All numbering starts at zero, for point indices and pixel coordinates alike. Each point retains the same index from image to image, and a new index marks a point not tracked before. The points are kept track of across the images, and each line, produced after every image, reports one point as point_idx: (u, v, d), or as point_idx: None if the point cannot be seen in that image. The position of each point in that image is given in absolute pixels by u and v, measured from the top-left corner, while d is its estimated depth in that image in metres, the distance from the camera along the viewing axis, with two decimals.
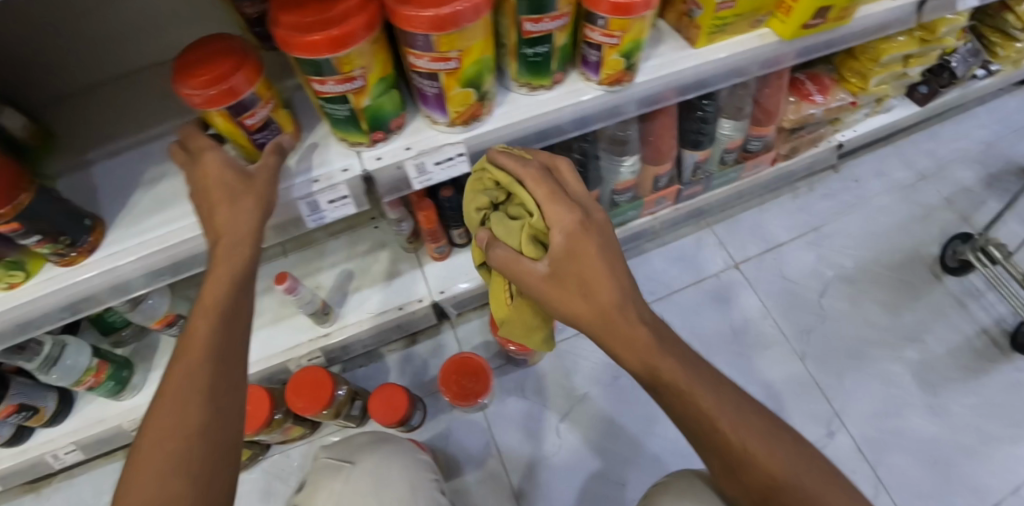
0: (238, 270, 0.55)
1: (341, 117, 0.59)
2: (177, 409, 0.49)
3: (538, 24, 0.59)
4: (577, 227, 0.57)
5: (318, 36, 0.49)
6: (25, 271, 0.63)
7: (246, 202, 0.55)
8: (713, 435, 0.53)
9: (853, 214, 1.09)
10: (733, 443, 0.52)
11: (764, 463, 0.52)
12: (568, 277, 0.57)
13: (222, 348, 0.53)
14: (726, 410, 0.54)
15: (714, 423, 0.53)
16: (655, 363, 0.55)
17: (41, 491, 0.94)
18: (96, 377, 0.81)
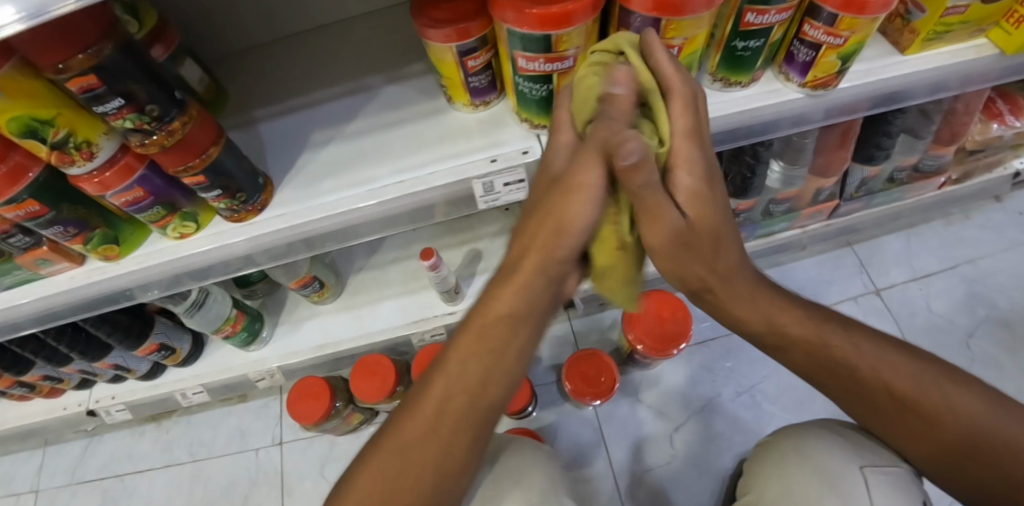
0: (517, 305, 0.52)
1: (533, 97, 0.56)
2: (409, 455, 0.52)
3: (762, 16, 0.54)
4: (706, 167, 0.48)
5: (539, 10, 0.46)
6: (197, 223, 0.65)
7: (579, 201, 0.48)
8: (856, 384, 0.58)
9: (1018, 252, 0.99)
10: (884, 389, 0.57)
11: (907, 394, 0.57)
12: (701, 227, 0.49)
13: (462, 410, 0.53)
14: (866, 354, 0.58)
15: (856, 372, 0.58)
16: (788, 323, 0.59)
17: (162, 424, 0.98)
18: (233, 327, 0.83)
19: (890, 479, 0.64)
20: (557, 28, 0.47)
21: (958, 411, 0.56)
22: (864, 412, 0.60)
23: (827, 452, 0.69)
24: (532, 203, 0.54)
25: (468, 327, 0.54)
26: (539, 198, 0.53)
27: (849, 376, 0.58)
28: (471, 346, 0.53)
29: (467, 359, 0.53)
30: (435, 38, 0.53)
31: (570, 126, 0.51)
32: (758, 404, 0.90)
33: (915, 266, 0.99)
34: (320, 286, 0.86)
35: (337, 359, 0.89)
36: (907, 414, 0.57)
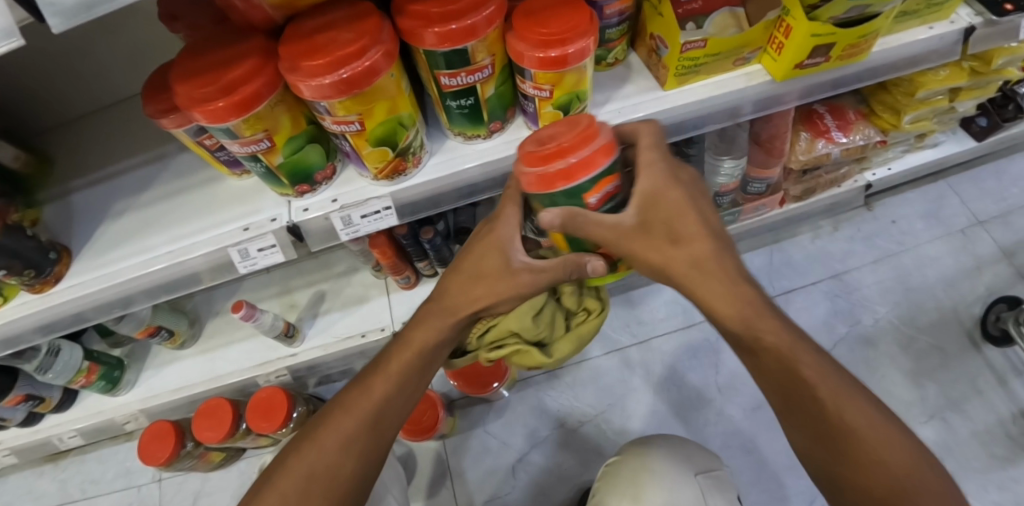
0: (449, 326, 0.59)
1: (260, 173, 0.59)
2: (355, 440, 0.53)
3: (455, 78, 0.54)
4: (667, 173, 0.53)
5: (218, 103, 0.49)
6: (4, 295, 0.70)
7: (504, 292, 0.57)
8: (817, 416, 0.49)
9: (890, 261, 1.00)
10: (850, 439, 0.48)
11: (875, 453, 0.47)
12: (657, 222, 0.53)
13: (403, 401, 0.57)
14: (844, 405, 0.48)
15: (815, 390, 0.49)
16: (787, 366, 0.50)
17: (58, 463, 1.04)
18: (88, 377, 0.89)
19: (711, 482, 0.75)
20: (230, 119, 0.50)
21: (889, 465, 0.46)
22: (800, 431, 0.51)
23: (667, 468, 0.75)
24: (462, 275, 0.58)
25: (408, 342, 0.58)
26: (479, 267, 0.57)
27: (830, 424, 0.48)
28: (412, 350, 0.58)
29: (409, 365, 0.57)
30: (165, 126, 0.57)
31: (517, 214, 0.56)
32: (603, 431, 0.92)
33: (774, 284, 0.99)
34: (169, 333, 0.91)
35: (193, 400, 0.93)
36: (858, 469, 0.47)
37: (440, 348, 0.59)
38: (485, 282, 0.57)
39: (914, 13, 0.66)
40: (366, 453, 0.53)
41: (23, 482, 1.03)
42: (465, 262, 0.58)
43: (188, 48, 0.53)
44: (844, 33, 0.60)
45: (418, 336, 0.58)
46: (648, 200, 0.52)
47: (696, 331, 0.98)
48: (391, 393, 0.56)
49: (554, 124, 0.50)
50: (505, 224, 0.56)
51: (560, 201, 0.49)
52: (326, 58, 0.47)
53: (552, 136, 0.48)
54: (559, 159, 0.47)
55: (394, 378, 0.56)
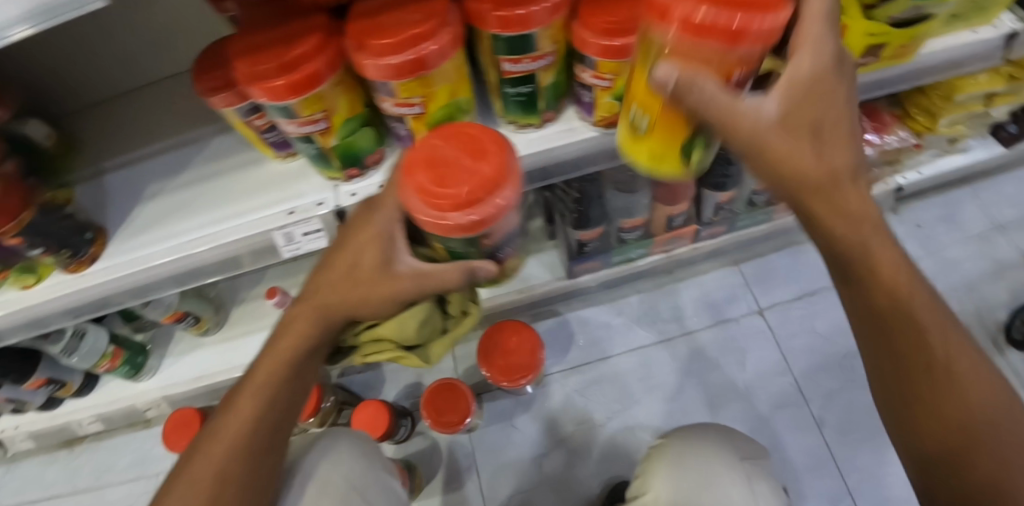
0: (320, 323, 0.55)
1: (312, 154, 0.58)
2: (241, 447, 0.55)
3: (518, 64, 0.54)
4: (834, 50, 0.42)
5: (277, 81, 0.48)
6: (36, 275, 0.69)
7: (382, 298, 0.51)
8: (893, 340, 0.50)
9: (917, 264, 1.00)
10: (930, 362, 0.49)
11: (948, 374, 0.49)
12: (804, 122, 0.42)
13: (274, 404, 0.57)
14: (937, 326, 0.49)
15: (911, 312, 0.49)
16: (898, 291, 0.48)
17: (71, 450, 1.03)
18: (112, 362, 0.88)
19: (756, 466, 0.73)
20: (291, 98, 0.50)
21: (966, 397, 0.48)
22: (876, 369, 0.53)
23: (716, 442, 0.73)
24: (338, 277, 0.53)
25: (275, 353, 0.57)
26: (350, 266, 0.52)
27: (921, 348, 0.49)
28: (276, 361, 0.57)
29: (276, 375, 0.57)
30: (216, 105, 0.56)
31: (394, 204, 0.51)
32: (630, 428, 0.92)
33: (800, 284, 0.99)
34: (196, 319, 0.90)
35: (217, 388, 0.92)
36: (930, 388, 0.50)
37: (314, 350, 0.57)
38: (348, 284, 0.52)
39: (960, 16, 0.66)
40: (247, 460, 0.55)
41: (34, 470, 1.02)
42: (331, 263, 0.54)
43: (246, 26, 0.52)
44: (897, 34, 0.61)
45: (293, 336, 0.56)
46: (805, 86, 0.41)
47: (721, 330, 0.98)
48: (254, 398, 0.56)
49: (461, 148, 0.44)
50: (383, 214, 0.51)
51: (453, 242, 0.45)
52: (395, 37, 0.47)
53: (455, 173, 0.42)
54: (465, 209, 0.41)
55: (262, 387, 0.57)
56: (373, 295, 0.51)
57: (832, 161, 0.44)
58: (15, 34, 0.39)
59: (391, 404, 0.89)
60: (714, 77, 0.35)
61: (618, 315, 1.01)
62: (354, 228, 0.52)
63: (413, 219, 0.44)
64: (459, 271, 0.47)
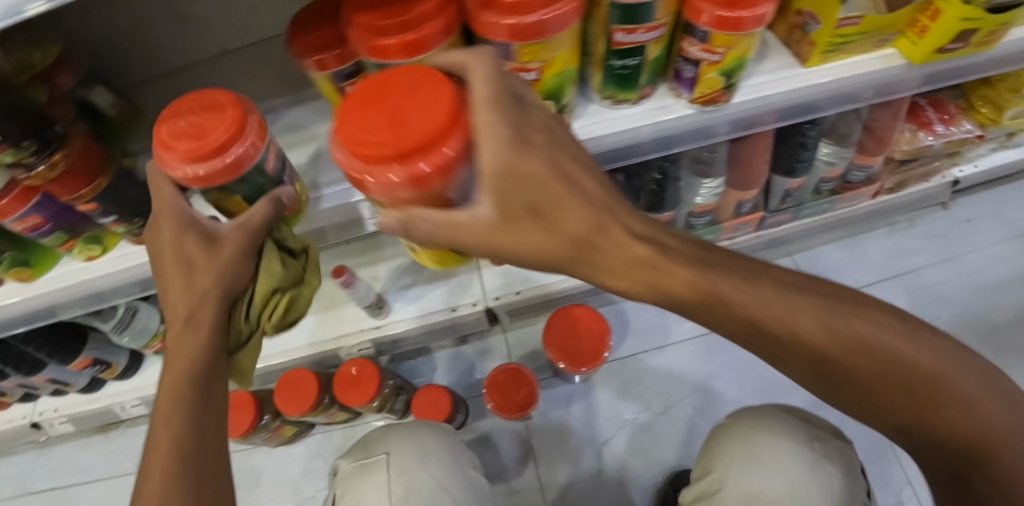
0: (218, 312, 0.51)
1: None
2: (174, 475, 0.48)
3: (631, 35, 0.53)
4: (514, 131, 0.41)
5: (392, 40, 0.47)
6: (103, 246, 0.67)
7: (233, 258, 0.50)
8: (848, 374, 0.45)
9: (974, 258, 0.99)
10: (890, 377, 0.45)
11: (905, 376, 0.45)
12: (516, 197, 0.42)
13: (190, 403, 0.50)
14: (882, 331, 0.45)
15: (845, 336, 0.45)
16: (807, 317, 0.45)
17: (108, 434, 1.00)
18: (163, 342, 0.85)
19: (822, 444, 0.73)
20: (408, 58, 0.49)
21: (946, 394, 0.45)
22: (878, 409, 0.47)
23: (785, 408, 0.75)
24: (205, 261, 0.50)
25: (174, 361, 0.51)
26: (181, 264, 0.49)
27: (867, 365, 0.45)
28: (180, 366, 0.51)
29: (183, 375, 0.51)
30: (311, 67, 0.54)
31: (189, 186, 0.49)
32: (687, 417, 0.91)
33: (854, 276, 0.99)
34: None
35: (267, 372, 0.90)
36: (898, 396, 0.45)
37: (217, 352, 0.51)
38: (172, 269, 0.49)
39: None
40: (185, 473, 0.48)
41: (70, 455, 1.00)
42: (165, 279, 0.50)
43: None
44: (990, 19, 0.62)
45: (186, 342, 0.51)
46: (503, 177, 0.41)
47: None
48: (173, 416, 0.50)
49: (205, 114, 0.47)
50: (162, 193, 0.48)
51: (245, 187, 0.49)
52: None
53: (196, 132, 0.46)
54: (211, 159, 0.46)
55: (173, 402, 0.50)
56: (212, 271, 0.49)
57: (581, 232, 0.44)
58: (32, 8, 0.38)
59: (451, 389, 0.88)
60: (432, 207, 0.43)
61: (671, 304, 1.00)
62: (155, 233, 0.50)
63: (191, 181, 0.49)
64: (270, 202, 0.51)
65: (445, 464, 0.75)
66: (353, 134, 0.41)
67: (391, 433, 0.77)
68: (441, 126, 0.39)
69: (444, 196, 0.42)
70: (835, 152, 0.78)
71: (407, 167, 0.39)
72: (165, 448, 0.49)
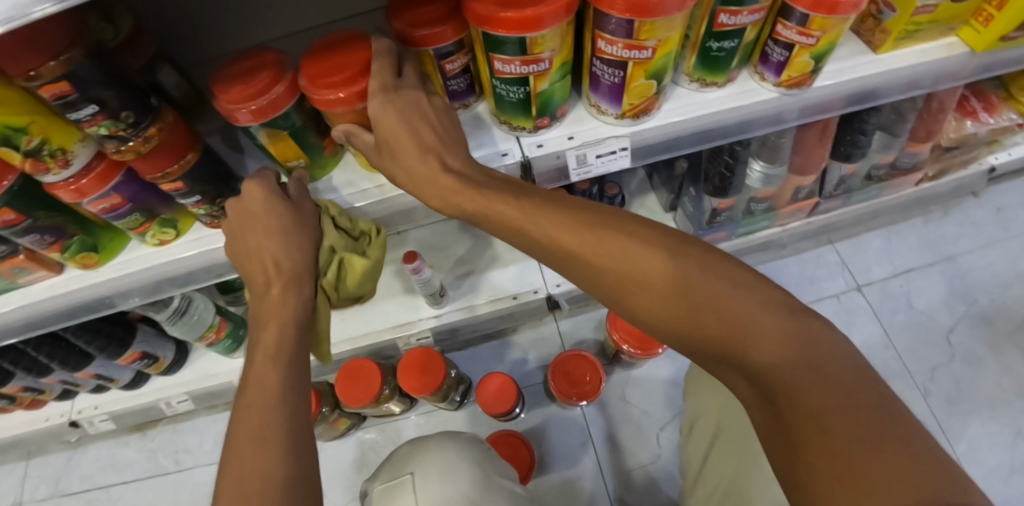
0: (292, 294, 0.59)
1: (513, 99, 0.56)
2: (275, 418, 0.48)
3: (735, 17, 0.54)
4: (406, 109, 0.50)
5: (512, 14, 0.47)
6: (176, 229, 0.65)
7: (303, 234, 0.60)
8: (771, 380, 0.37)
9: (1008, 245, 1.02)
10: (792, 393, 0.36)
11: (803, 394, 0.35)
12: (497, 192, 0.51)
13: (289, 351, 0.55)
14: (813, 345, 0.38)
15: (766, 334, 0.38)
16: (731, 308, 0.40)
17: (147, 432, 0.98)
18: (217, 334, 0.83)
19: None
20: (532, 31, 0.48)
21: (822, 404, 0.34)
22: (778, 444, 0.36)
23: None
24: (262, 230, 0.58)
25: (270, 317, 0.57)
26: (258, 229, 0.57)
27: (784, 383, 0.36)
28: (278, 319, 0.57)
29: (279, 328, 0.57)
30: (413, 43, 0.53)
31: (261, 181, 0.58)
32: None
33: (894, 263, 1.01)
34: None
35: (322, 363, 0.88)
36: (798, 425, 0.35)
37: (293, 330, 0.58)
38: (253, 234, 0.58)
39: None
40: (283, 405, 0.49)
41: (110, 453, 0.97)
42: (242, 252, 0.58)
43: None
44: None
45: (274, 320, 0.57)
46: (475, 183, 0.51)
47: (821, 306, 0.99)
48: (281, 377, 0.52)
49: (226, 81, 0.54)
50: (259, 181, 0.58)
51: (285, 126, 0.56)
52: None
53: (233, 91, 0.53)
54: (254, 98, 0.53)
55: (277, 361, 0.53)
56: (273, 240, 0.58)
57: (415, 167, 0.52)
58: (41, 12, 0.33)
59: (514, 381, 0.87)
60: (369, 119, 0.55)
61: None
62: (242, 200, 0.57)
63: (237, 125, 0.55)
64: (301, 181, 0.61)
65: (472, 464, 0.74)
66: (306, 73, 0.53)
67: (414, 450, 0.77)
68: (358, 67, 0.51)
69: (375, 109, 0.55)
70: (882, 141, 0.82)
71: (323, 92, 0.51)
72: (263, 403, 0.49)
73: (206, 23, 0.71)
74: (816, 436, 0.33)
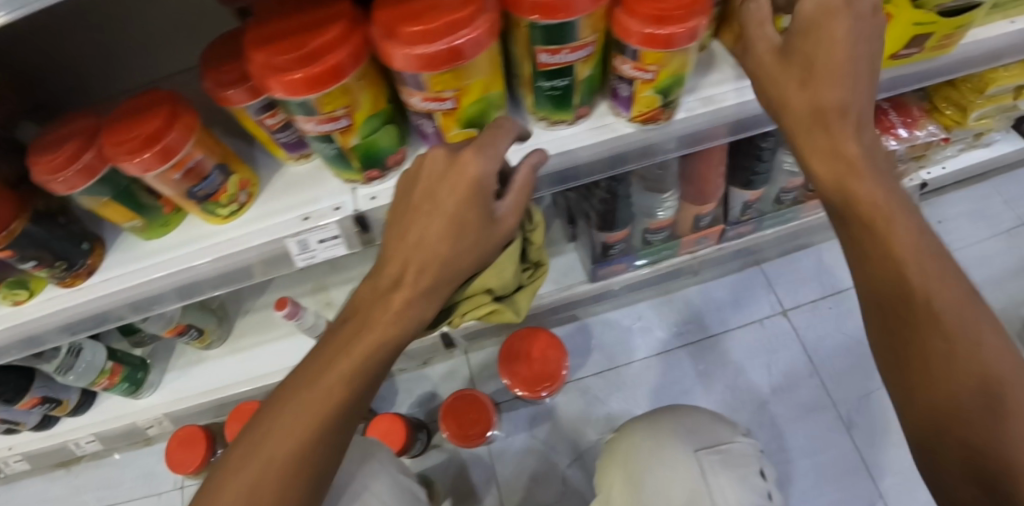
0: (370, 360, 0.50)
1: (330, 154, 0.54)
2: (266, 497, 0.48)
3: (556, 55, 0.50)
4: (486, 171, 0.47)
5: (295, 74, 0.44)
6: (29, 290, 0.64)
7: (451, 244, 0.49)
8: (937, 339, 0.46)
9: None
10: (963, 351, 0.45)
11: (961, 350, 0.45)
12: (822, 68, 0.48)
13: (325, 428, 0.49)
14: (964, 305, 0.46)
15: (930, 304, 0.47)
16: (942, 288, 0.47)
17: (71, 468, 0.97)
18: (111, 379, 0.82)
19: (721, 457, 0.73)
20: (315, 91, 0.45)
21: (982, 351, 0.45)
22: (897, 371, 0.49)
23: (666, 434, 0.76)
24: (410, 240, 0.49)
25: (373, 324, 0.50)
26: (426, 217, 0.48)
27: (916, 341, 0.47)
28: (380, 330, 0.50)
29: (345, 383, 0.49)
30: (224, 103, 0.52)
31: (477, 155, 0.46)
32: None
33: (827, 284, 0.96)
34: (198, 332, 0.85)
35: (223, 403, 0.87)
36: (1002, 396, 0.43)
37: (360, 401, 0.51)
38: (424, 213, 0.48)
39: (999, 6, 0.64)
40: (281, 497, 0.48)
41: (32, 492, 0.97)
42: (405, 227, 0.49)
43: (264, 14, 0.48)
44: (945, 23, 0.58)
45: (341, 368, 0.49)
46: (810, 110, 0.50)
47: (748, 332, 0.94)
48: (300, 448, 0.48)
49: (48, 150, 0.54)
50: (481, 159, 0.47)
51: (110, 189, 0.56)
52: (432, 24, 0.43)
53: (53, 163, 0.53)
54: (70, 162, 0.53)
55: (304, 437, 0.49)
56: (429, 227, 0.48)
57: (457, 211, 0.47)
58: None
59: (408, 416, 0.85)
60: (189, 170, 0.55)
61: (638, 318, 0.98)
62: (443, 176, 0.47)
63: (64, 195, 0.54)
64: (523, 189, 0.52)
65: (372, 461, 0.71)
66: (112, 142, 0.53)
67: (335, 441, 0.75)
68: (158, 122, 0.52)
69: (194, 159, 0.55)
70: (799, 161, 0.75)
71: (135, 157, 0.51)
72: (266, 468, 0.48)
73: (63, 69, 0.69)
74: (1002, 389, 0.43)
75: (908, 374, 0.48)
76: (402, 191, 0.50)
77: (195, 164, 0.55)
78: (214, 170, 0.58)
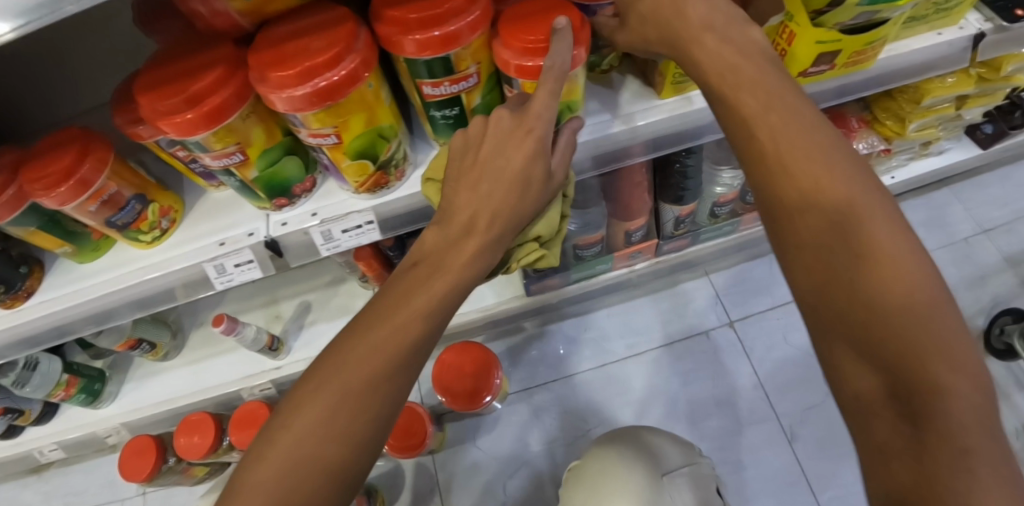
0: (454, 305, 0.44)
1: (236, 186, 0.57)
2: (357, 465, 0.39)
3: (438, 87, 0.50)
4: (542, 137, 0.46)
5: (187, 114, 0.46)
6: None
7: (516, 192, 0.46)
8: (845, 276, 0.33)
9: None
10: (885, 292, 0.32)
11: (881, 291, 0.32)
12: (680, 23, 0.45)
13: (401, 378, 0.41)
14: (882, 235, 0.34)
15: (842, 228, 0.34)
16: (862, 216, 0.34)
17: (42, 474, 1.02)
18: (67, 390, 0.85)
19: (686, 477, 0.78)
20: (202, 131, 0.47)
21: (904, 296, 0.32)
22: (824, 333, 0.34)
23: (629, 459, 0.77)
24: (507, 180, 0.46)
25: (448, 266, 0.45)
26: (497, 174, 0.46)
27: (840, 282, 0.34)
28: (456, 273, 0.45)
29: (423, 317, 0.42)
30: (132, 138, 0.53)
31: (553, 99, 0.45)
32: None
33: (773, 295, 0.98)
34: (151, 346, 0.88)
35: (177, 413, 0.90)
36: (909, 345, 0.30)
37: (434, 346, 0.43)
38: (492, 171, 0.46)
39: (921, 18, 0.63)
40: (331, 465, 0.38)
41: (6, 496, 1.01)
42: (467, 180, 0.46)
43: (160, 54, 0.50)
44: (849, 41, 0.56)
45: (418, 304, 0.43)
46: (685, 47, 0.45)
47: (694, 343, 0.96)
48: (375, 397, 0.40)
49: None
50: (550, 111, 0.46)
51: (33, 221, 0.58)
52: (297, 68, 0.44)
53: None
54: None
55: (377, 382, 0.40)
56: (506, 175, 0.46)
57: (524, 163, 0.46)
58: None
59: None
60: (106, 200, 0.57)
61: (586, 329, 1.00)
62: (509, 132, 0.46)
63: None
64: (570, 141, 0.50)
65: None
66: (26, 177, 0.55)
67: None
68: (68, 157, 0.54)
69: (109, 191, 0.57)
70: (733, 177, 0.76)
71: (53, 191, 0.53)
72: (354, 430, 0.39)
73: None
74: (917, 341, 0.30)
75: (828, 326, 0.34)
76: (461, 147, 0.47)
77: (111, 195, 0.57)
78: (132, 200, 0.60)
